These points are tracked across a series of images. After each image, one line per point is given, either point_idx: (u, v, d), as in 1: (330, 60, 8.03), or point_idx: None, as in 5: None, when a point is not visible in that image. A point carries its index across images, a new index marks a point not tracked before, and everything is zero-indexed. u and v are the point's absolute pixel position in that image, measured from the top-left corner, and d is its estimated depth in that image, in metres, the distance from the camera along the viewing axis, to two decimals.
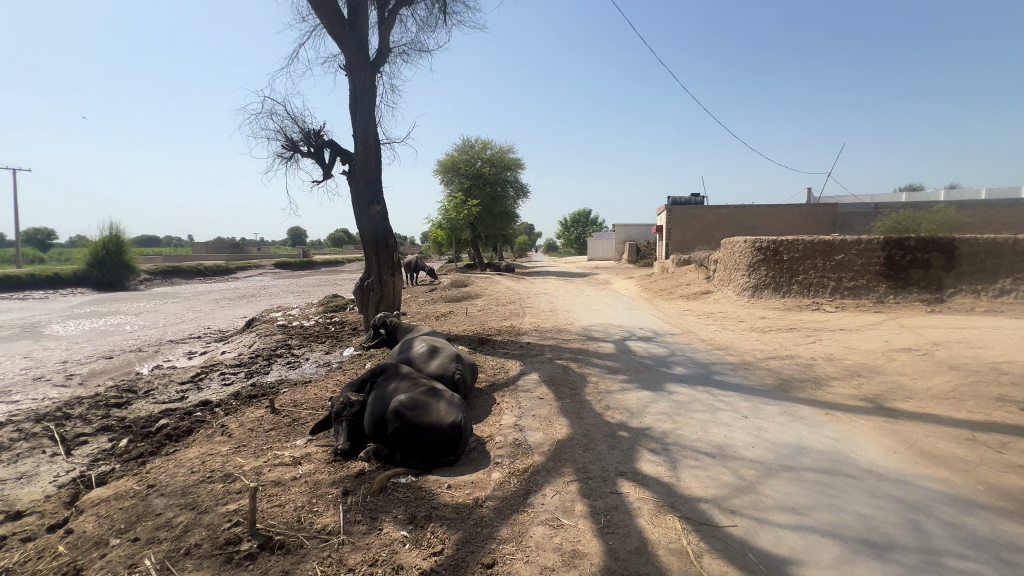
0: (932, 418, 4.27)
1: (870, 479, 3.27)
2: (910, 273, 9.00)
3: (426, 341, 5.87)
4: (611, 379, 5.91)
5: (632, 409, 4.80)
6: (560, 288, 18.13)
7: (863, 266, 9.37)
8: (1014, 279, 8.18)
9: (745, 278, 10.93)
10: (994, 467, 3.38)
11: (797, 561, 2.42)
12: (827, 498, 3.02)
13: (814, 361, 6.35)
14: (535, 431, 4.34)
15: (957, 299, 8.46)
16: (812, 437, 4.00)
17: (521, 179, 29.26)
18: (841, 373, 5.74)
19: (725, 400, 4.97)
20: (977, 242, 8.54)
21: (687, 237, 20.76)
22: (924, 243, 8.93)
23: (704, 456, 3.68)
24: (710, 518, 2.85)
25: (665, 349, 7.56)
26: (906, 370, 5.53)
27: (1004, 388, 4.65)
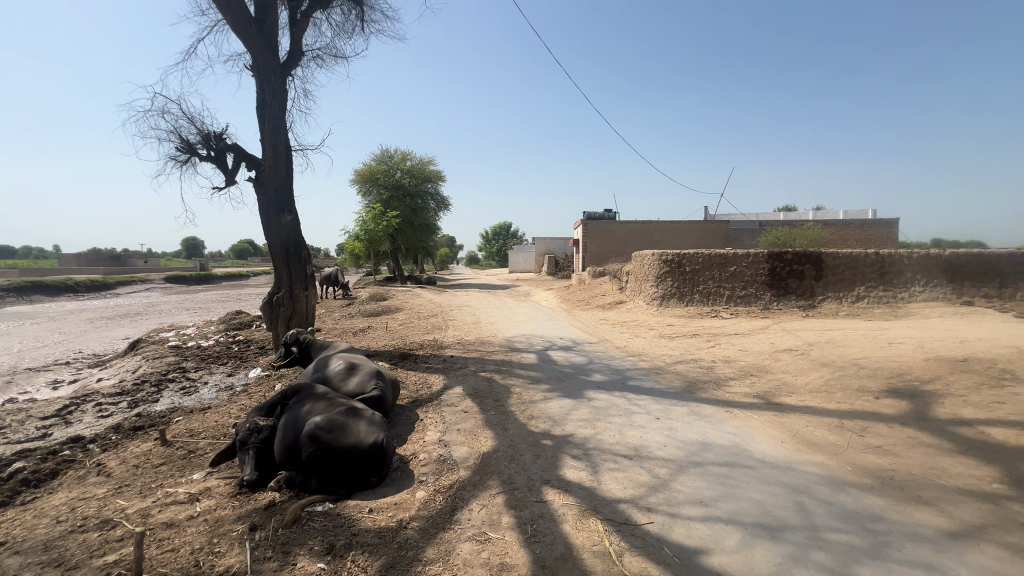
0: (810, 410, 4.87)
1: (764, 468, 3.65)
2: (788, 283, 10.23)
3: (344, 358, 5.59)
4: (534, 389, 6.03)
5: (555, 417, 4.93)
6: (483, 300, 18.21)
7: (752, 277, 10.51)
8: (867, 287, 9.64)
9: (653, 288, 11.74)
10: (859, 449, 3.92)
11: (706, 551, 2.61)
12: (730, 489, 3.31)
13: (714, 364, 6.98)
14: (460, 446, 4.29)
15: (826, 305, 9.78)
16: (715, 433, 4.37)
17: (441, 192, 29.18)
18: (737, 374, 6.37)
19: (640, 404, 5.29)
20: (838, 256, 9.95)
21: (602, 250, 21.92)
22: (799, 256, 10.21)
23: (622, 458, 3.87)
24: (629, 517, 2.99)
25: (584, 357, 7.89)
26: (788, 368, 6.27)
27: (863, 380, 5.44)
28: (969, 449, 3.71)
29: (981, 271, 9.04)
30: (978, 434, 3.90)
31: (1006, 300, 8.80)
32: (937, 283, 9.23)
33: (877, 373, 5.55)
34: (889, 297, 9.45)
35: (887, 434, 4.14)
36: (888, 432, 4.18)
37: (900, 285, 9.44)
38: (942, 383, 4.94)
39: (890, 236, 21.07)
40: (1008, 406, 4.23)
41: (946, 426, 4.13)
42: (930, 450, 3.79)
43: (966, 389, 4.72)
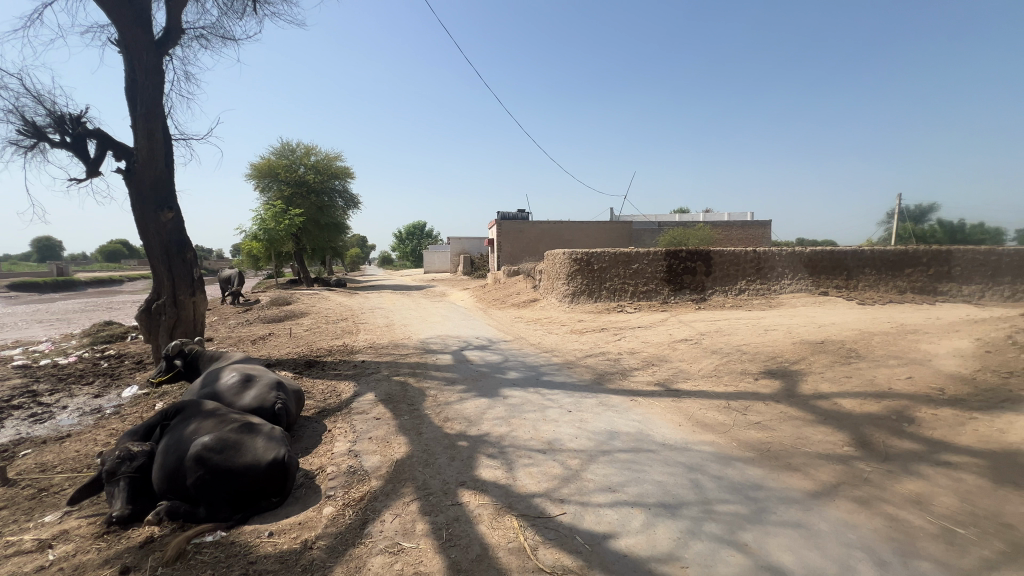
0: (702, 394, 5.34)
1: (664, 450, 3.94)
2: (683, 278, 11.17)
3: (238, 369, 5.07)
4: (450, 390, 5.95)
5: (471, 418, 4.90)
6: (397, 301, 17.65)
7: (652, 273, 11.33)
8: (747, 281, 10.84)
9: (565, 286, 12.19)
10: (742, 426, 4.39)
11: (615, 534, 2.74)
12: (635, 473, 3.52)
13: (621, 356, 7.42)
14: (372, 455, 4.10)
15: (715, 298, 10.83)
16: (622, 421, 4.63)
17: (350, 190, 27.80)
18: (640, 364, 6.83)
19: (553, 398, 5.46)
20: (724, 253, 11.06)
21: (516, 250, 22.32)
22: (691, 254, 11.19)
23: (536, 453, 3.95)
24: (543, 511, 3.05)
25: (500, 356, 7.98)
26: (684, 357, 6.85)
27: (745, 364, 6.10)
28: (826, 419, 4.32)
29: (834, 266, 10.56)
30: (833, 405, 4.55)
31: (852, 289, 10.38)
32: (801, 276, 10.64)
33: (756, 357, 6.25)
34: (765, 289, 10.71)
35: (764, 411, 4.67)
36: (765, 409, 4.72)
37: (773, 279, 10.74)
38: (805, 362, 5.69)
39: (765, 236, 23.92)
40: (854, 379, 4.99)
41: (810, 400, 4.77)
42: (797, 422, 4.35)
43: (823, 366, 5.49)
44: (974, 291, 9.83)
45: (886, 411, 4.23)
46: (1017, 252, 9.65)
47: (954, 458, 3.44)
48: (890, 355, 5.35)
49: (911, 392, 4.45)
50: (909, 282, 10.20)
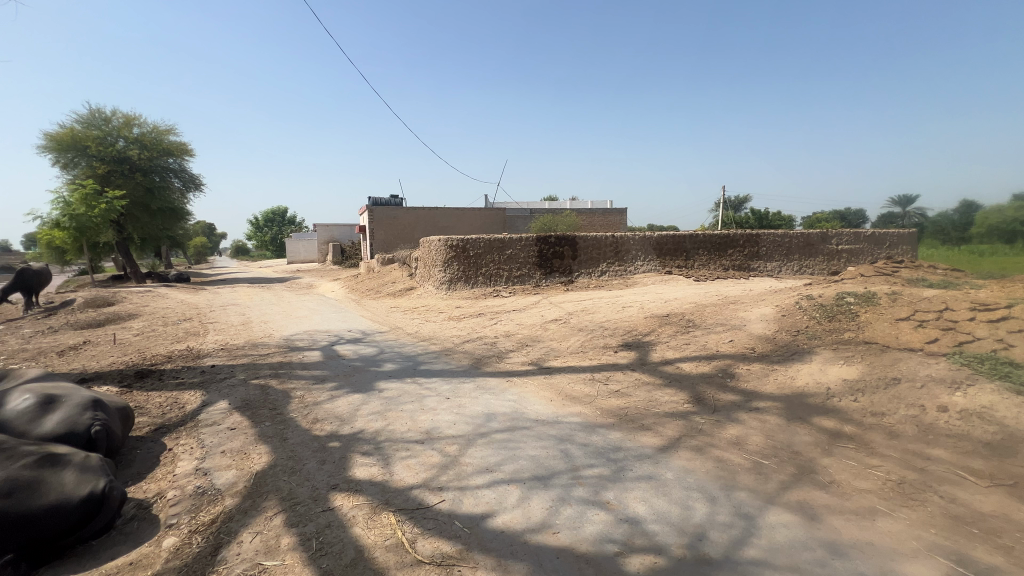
0: (571, 369, 5.76)
1: (538, 425, 4.16)
2: (553, 263, 11.84)
3: (31, 389, 4.06)
4: (319, 389, 5.53)
5: (343, 416, 4.62)
6: (255, 295, 15.80)
7: (525, 259, 11.81)
8: (608, 264, 11.89)
9: (441, 273, 12.07)
10: (605, 395, 4.83)
11: (492, 513, 2.82)
12: (511, 451, 3.65)
13: (497, 339, 7.63)
14: (225, 470, 3.63)
15: (581, 280, 11.71)
16: (498, 402, 4.78)
17: (188, 169, 23.86)
18: (516, 346, 7.11)
19: (431, 387, 5.40)
20: (588, 238, 11.92)
21: (391, 237, 21.46)
22: (559, 239, 11.88)
23: (414, 444, 3.87)
24: (421, 502, 3.01)
25: (374, 348, 7.65)
26: (555, 336, 7.31)
27: (607, 339, 6.71)
28: (670, 381, 4.96)
29: (676, 249, 12.10)
30: (676, 369, 5.25)
31: (690, 269, 12.05)
32: (651, 258, 12.00)
33: (615, 332, 6.92)
34: (622, 271, 11.89)
35: (623, 380, 5.20)
36: (623, 377, 5.27)
37: (629, 261, 11.94)
38: (655, 334, 6.46)
39: (623, 222, 26.41)
40: (691, 345, 5.82)
41: (659, 366, 5.44)
42: (649, 386, 4.93)
43: (668, 336, 6.29)
44: (775, 267, 12.13)
45: (715, 370, 5.01)
46: (802, 235, 12.08)
47: (761, 403, 4.22)
48: (718, 322, 6.34)
49: (732, 352, 5.33)
50: (731, 261, 12.16)
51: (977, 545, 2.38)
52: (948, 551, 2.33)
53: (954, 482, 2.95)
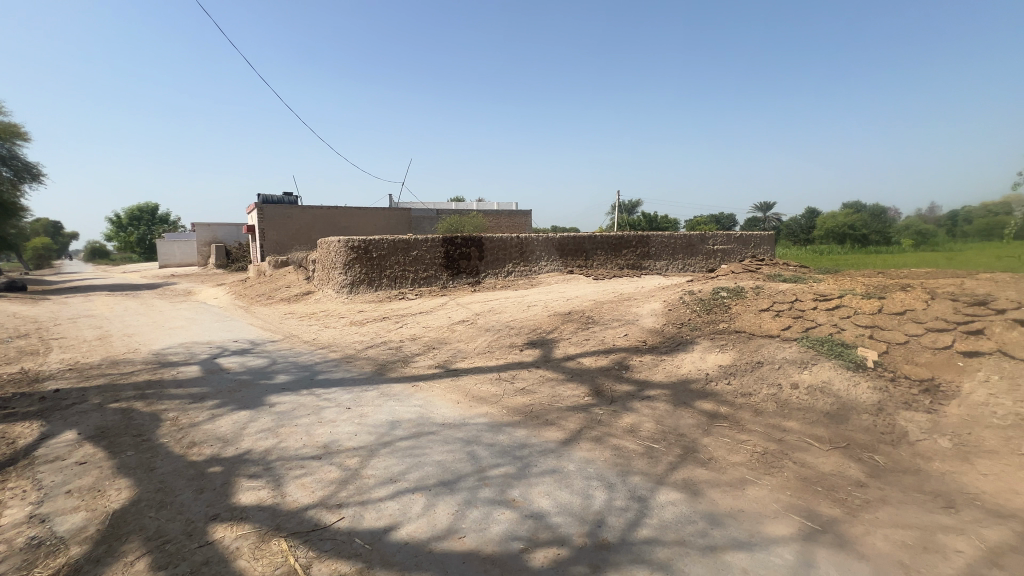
0: (478, 370, 5.77)
1: (444, 429, 4.09)
2: (460, 264, 11.78)
3: None
4: (197, 408, 4.92)
5: (226, 437, 4.14)
6: (115, 305, 13.64)
7: (431, 260, 11.60)
8: (514, 264, 12.11)
9: (341, 276, 11.42)
10: (511, 394, 4.91)
11: (396, 525, 2.71)
12: (416, 458, 3.55)
13: (403, 343, 7.40)
14: (72, 513, 3.06)
15: (488, 281, 11.81)
16: (403, 409, 4.62)
17: (23, 156, 19.97)
18: (422, 349, 6.95)
19: (330, 397, 5.07)
20: (494, 239, 12.02)
21: (283, 238, 19.80)
22: (466, 240, 11.84)
23: (310, 460, 3.59)
24: (317, 523, 2.80)
25: (265, 358, 7.00)
26: (462, 337, 7.27)
27: (513, 338, 6.83)
28: (572, 376, 5.18)
29: (577, 249, 12.68)
30: (577, 364, 5.50)
31: (589, 268, 12.73)
32: (554, 259, 12.46)
33: (521, 330, 7.07)
34: (528, 271, 12.20)
35: (528, 377, 5.33)
36: (528, 375, 5.40)
37: (534, 261, 12.29)
38: (558, 331, 6.71)
39: (528, 223, 27.12)
40: (591, 340, 6.14)
41: (562, 362, 5.65)
42: (553, 382, 5.10)
43: (570, 333, 6.57)
44: (663, 265, 13.27)
45: (612, 363, 5.34)
46: (685, 236, 13.33)
47: (652, 392, 4.58)
48: (614, 318, 6.76)
49: (627, 345, 5.72)
50: (625, 261, 13.06)
51: (821, 501, 2.79)
52: (800, 508, 2.71)
53: (803, 448, 3.45)
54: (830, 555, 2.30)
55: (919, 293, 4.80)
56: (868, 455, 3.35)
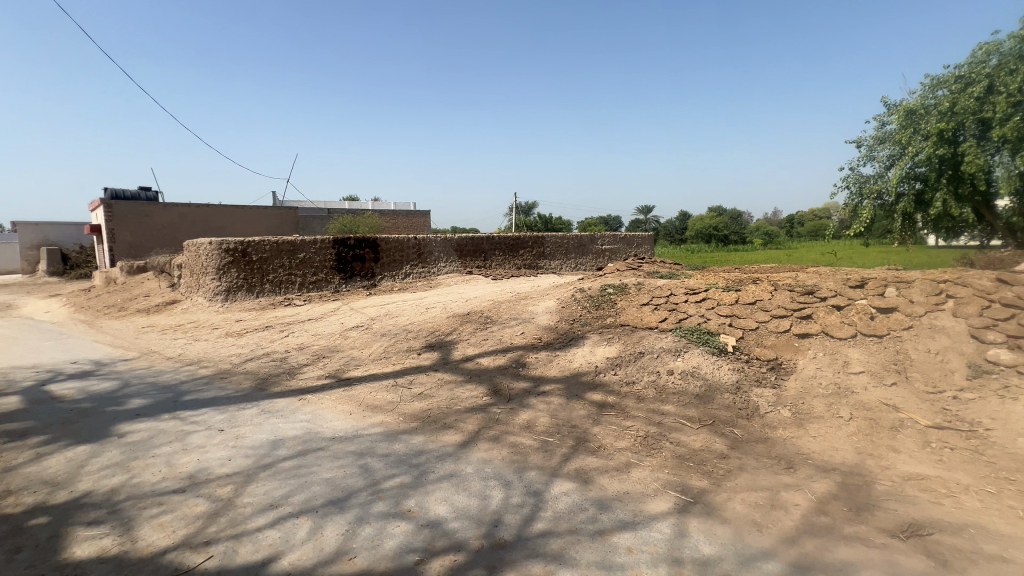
0: (373, 378, 5.50)
1: (334, 444, 3.82)
2: (353, 266, 11.16)
3: None
4: (16, 448, 4.02)
5: (57, 479, 3.43)
6: None
7: (321, 262, 10.83)
8: (412, 266, 11.79)
9: (214, 282, 10.17)
10: (408, 400, 4.76)
11: (277, 556, 2.45)
12: (301, 478, 3.26)
13: (288, 354, 6.80)
14: None
15: (384, 283, 11.35)
16: (287, 425, 4.23)
17: None
18: (311, 359, 6.46)
19: (198, 420, 4.47)
20: (389, 240, 11.57)
21: (140, 238, 17.14)
22: (358, 241, 11.24)
23: (171, 495, 3.12)
24: (178, 567, 2.43)
25: (114, 380, 5.97)
26: (356, 344, 6.90)
27: (410, 341, 6.65)
28: (471, 377, 5.17)
29: (476, 250, 12.73)
30: (476, 364, 5.51)
31: (488, 269, 12.86)
32: (453, 259, 12.37)
33: (419, 334, 6.90)
34: (426, 273, 11.96)
35: (426, 382, 5.20)
36: (426, 379, 5.27)
37: (432, 262, 12.07)
38: (457, 332, 6.65)
39: (427, 224, 26.67)
40: (489, 340, 6.19)
41: (460, 364, 5.62)
42: (451, 385, 5.04)
43: (469, 333, 6.55)
44: (557, 264, 13.88)
45: (509, 362, 5.43)
46: (577, 236, 14.08)
47: (547, 387, 4.74)
48: (512, 316, 6.89)
49: (523, 343, 5.87)
50: (522, 261, 13.43)
51: (692, 474, 3.11)
52: (675, 484, 2.98)
53: (678, 428, 3.81)
54: (699, 523, 2.56)
55: (765, 285, 5.58)
56: (729, 429, 3.81)
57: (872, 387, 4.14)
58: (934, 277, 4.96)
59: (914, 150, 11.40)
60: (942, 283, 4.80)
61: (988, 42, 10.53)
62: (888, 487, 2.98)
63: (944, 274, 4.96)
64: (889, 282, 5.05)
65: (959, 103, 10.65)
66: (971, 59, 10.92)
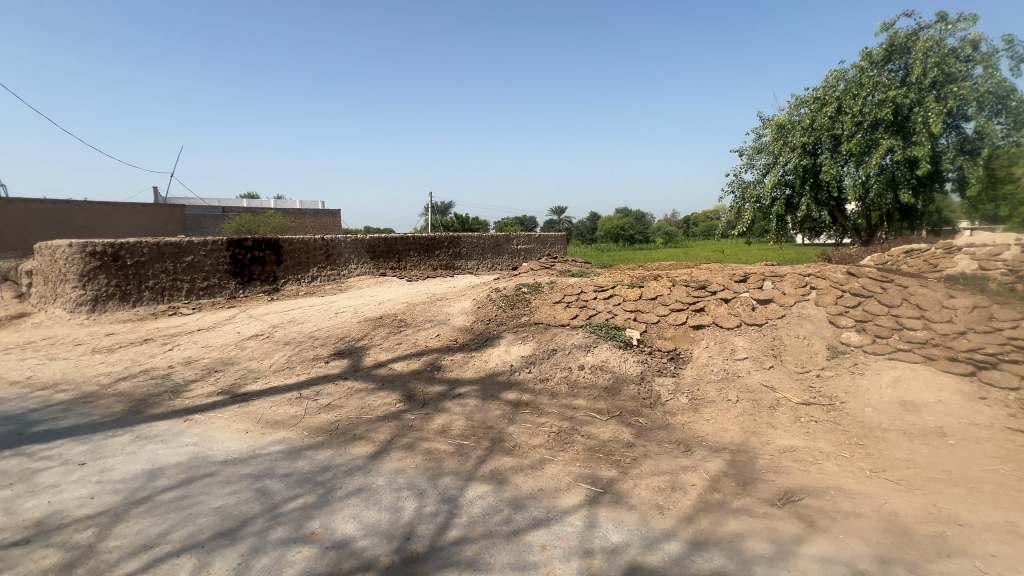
0: (274, 390, 5.06)
1: (226, 468, 3.44)
2: (251, 270, 10.23)
3: None
4: None
5: None
6: None
7: (213, 266, 9.78)
8: (319, 268, 11.07)
9: (76, 290, 8.74)
10: (314, 413, 4.43)
11: None
12: (184, 510, 2.88)
13: (172, 370, 6.03)
14: None
15: (288, 287, 10.54)
16: (169, 452, 3.74)
17: None
18: (199, 375, 5.78)
19: (52, 454, 3.79)
20: (293, 241, 10.74)
21: None
22: (257, 242, 10.30)
23: (10, 548, 2.59)
24: None
25: None
26: (254, 355, 6.31)
27: (317, 349, 6.22)
28: (383, 384, 4.96)
29: (389, 251, 12.28)
30: (389, 370, 5.29)
31: (403, 270, 12.47)
32: (365, 261, 11.83)
33: (326, 340, 6.48)
34: (335, 275, 11.30)
35: (334, 391, 4.89)
36: (335, 389, 4.96)
37: (342, 264, 11.44)
38: (369, 337, 6.35)
39: (336, 224, 25.28)
40: (402, 344, 5.98)
41: (372, 370, 5.36)
42: (361, 393, 4.79)
43: (381, 338, 6.28)
44: (474, 264, 13.85)
45: (424, 365, 5.29)
46: (492, 236, 14.16)
47: (462, 389, 4.68)
48: (427, 319, 6.73)
49: (438, 346, 5.75)
50: (438, 261, 13.20)
51: (602, 465, 3.24)
52: (586, 476, 3.09)
53: (589, 422, 3.96)
54: (608, 512, 2.66)
55: (664, 281, 6.00)
56: (634, 419, 4.04)
57: (755, 371, 4.62)
58: (801, 271, 5.67)
59: (784, 160, 12.93)
60: (806, 277, 5.50)
61: (837, 69, 12.25)
62: (768, 460, 3.34)
63: (809, 269, 5.69)
64: (766, 277, 5.68)
65: (816, 121, 12.32)
66: (823, 83, 12.61)
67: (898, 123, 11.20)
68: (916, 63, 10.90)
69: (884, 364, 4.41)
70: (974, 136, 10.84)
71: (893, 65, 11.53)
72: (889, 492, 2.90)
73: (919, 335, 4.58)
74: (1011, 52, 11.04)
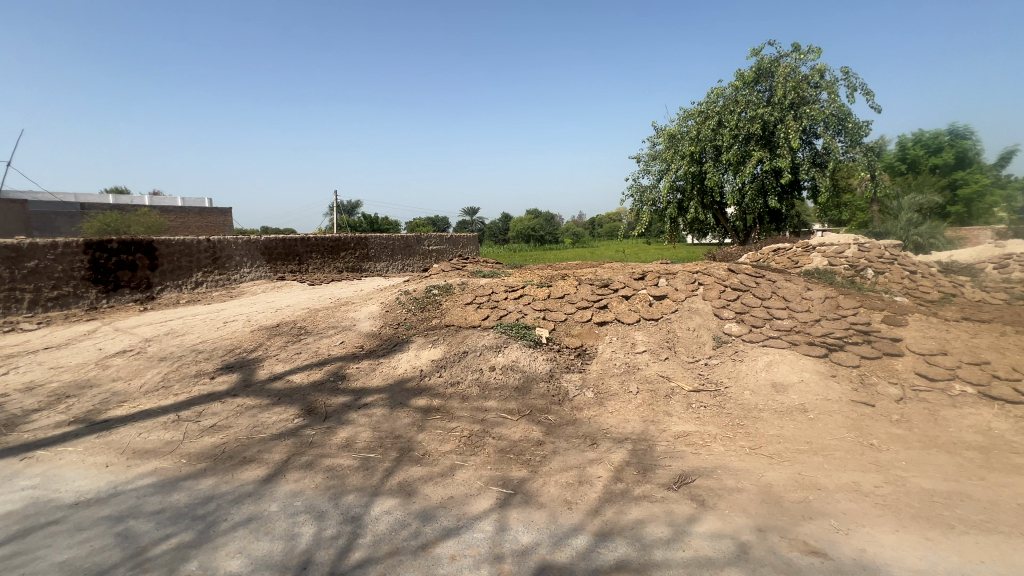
0: (144, 415, 4.40)
1: (77, 512, 2.90)
2: (117, 276, 8.86)
3: None
4: None
5: None
6: None
7: (65, 272, 8.31)
8: (204, 272, 9.90)
9: None
10: (194, 437, 3.92)
11: None
12: (14, 570, 2.36)
13: (7, 399, 4.99)
14: None
15: (165, 295, 9.29)
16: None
17: None
18: (46, 402, 4.85)
19: None
20: (171, 243, 9.47)
21: None
22: (125, 244, 8.94)
23: None
24: None
25: None
26: (121, 374, 5.45)
27: (200, 364, 5.53)
28: (279, 399, 4.54)
29: (288, 252, 11.35)
30: (286, 383, 4.86)
31: (304, 273, 11.60)
32: (260, 264, 10.81)
33: (212, 353, 5.80)
34: (224, 280, 10.19)
35: (220, 410, 4.38)
36: (221, 407, 4.44)
37: (232, 268, 10.35)
38: (263, 348, 5.79)
39: (227, 223, 22.92)
40: (303, 353, 5.54)
41: (266, 384, 4.89)
42: (253, 410, 4.34)
43: (277, 348, 5.76)
44: (383, 266, 13.29)
45: (327, 375, 4.94)
46: (402, 237, 13.70)
47: (369, 399, 4.44)
48: (330, 325, 6.30)
49: (343, 354, 5.40)
50: (344, 263, 12.47)
51: (513, 466, 3.24)
52: (497, 478, 3.07)
53: (500, 423, 3.96)
54: (519, 514, 2.66)
55: (571, 280, 6.21)
56: (544, 417, 4.11)
57: (653, 363, 4.94)
58: (691, 269, 6.19)
59: (676, 166, 14.11)
60: (695, 275, 6.02)
61: (717, 87, 13.61)
62: (664, 446, 3.58)
63: (697, 266, 6.23)
64: (661, 274, 6.12)
65: (702, 132, 13.61)
66: (706, 99, 13.95)
67: (766, 137, 12.75)
68: (778, 86, 12.50)
69: (758, 350, 4.96)
70: (823, 151, 12.61)
71: (762, 86, 13.09)
72: (764, 466, 3.25)
73: (785, 324, 5.22)
74: (849, 82, 13.05)
